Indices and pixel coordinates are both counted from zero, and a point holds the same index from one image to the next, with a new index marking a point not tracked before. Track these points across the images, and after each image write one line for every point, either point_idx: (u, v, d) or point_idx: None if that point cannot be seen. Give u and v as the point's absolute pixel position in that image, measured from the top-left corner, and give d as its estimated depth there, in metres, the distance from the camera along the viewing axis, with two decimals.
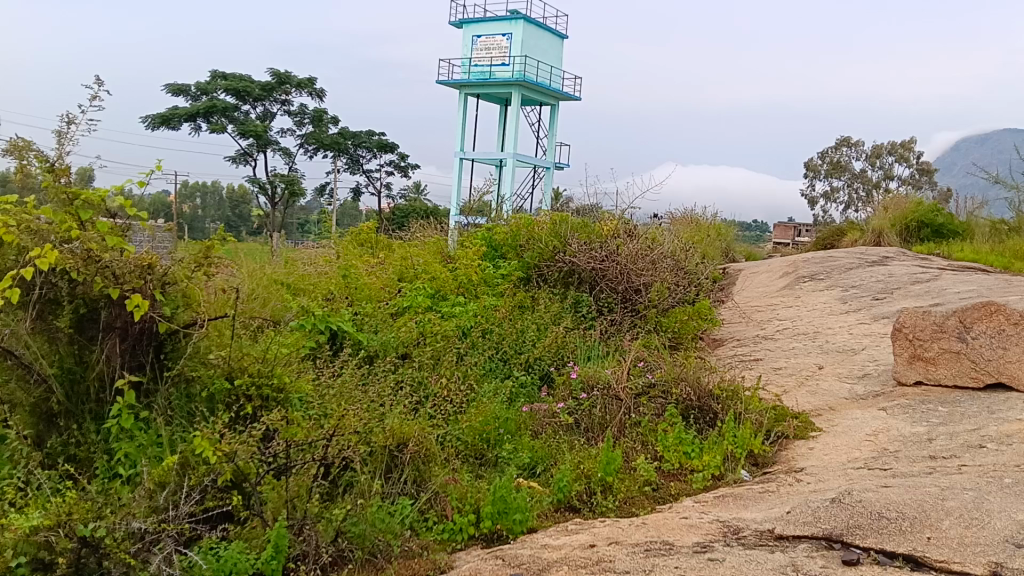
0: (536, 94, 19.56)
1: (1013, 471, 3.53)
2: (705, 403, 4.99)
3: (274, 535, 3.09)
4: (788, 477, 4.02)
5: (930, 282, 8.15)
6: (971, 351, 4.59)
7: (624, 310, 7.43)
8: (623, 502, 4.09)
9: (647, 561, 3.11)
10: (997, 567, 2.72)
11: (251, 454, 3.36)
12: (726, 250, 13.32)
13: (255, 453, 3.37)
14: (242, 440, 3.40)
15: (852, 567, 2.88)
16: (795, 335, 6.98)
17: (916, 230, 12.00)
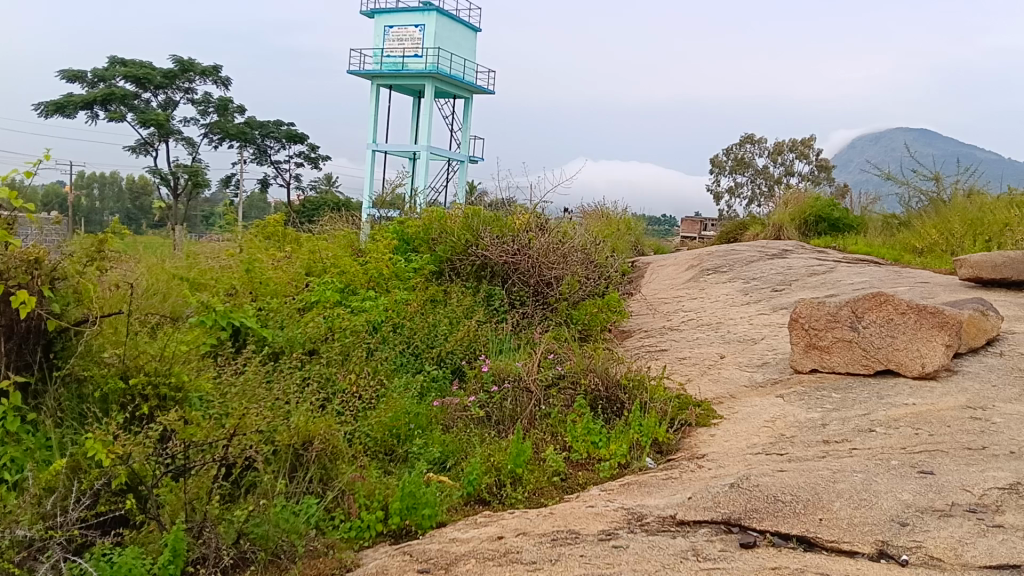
0: (450, 87, 19.46)
1: (899, 454, 3.70)
2: (613, 393, 5.05)
3: (171, 539, 2.94)
4: (690, 464, 4.10)
5: (826, 274, 8.48)
6: (863, 339, 4.79)
7: (536, 303, 7.46)
8: (532, 493, 4.10)
9: (553, 550, 3.11)
10: (883, 545, 2.84)
11: (147, 455, 3.24)
12: (636, 243, 13.54)
13: (152, 454, 3.26)
14: (138, 440, 3.28)
15: (749, 550, 2.95)
16: (699, 326, 7.15)
17: (813, 224, 12.49)
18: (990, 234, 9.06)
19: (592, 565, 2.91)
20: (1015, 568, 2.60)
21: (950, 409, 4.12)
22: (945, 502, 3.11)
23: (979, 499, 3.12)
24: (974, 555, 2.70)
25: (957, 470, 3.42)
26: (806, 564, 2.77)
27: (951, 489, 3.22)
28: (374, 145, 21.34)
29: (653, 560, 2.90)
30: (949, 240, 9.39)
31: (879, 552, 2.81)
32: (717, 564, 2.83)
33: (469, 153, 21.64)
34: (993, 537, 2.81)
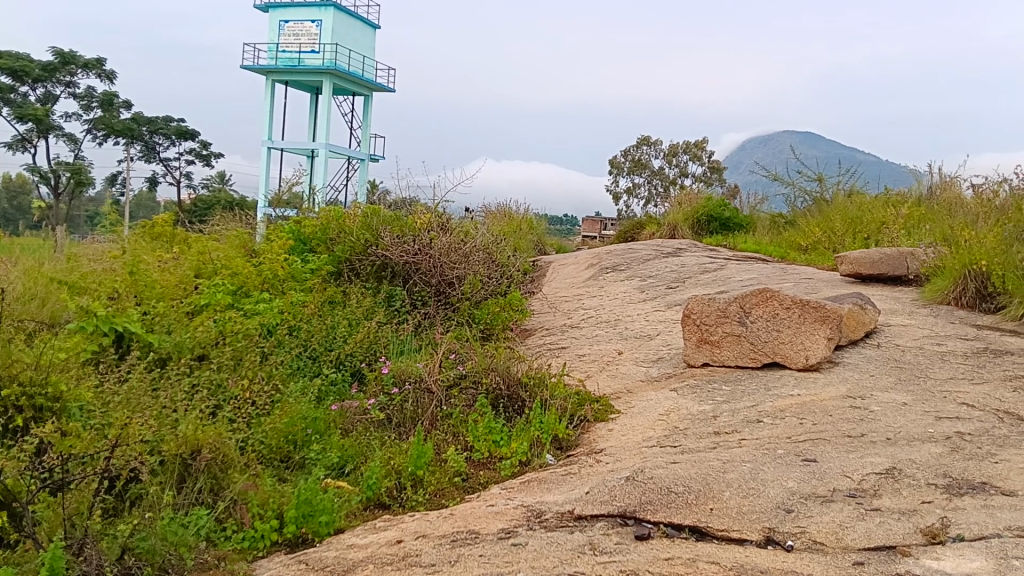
0: (348, 84, 19.12)
1: (785, 443, 3.84)
2: (514, 391, 5.05)
3: (49, 557, 2.68)
4: (588, 459, 4.14)
5: (718, 271, 8.75)
6: (750, 334, 4.96)
7: (437, 302, 7.41)
8: (433, 495, 4.05)
9: (451, 552, 3.07)
10: (770, 532, 2.94)
11: (21, 470, 3.01)
12: (538, 242, 13.62)
13: (25, 469, 3.02)
14: (10, 456, 3.07)
15: (644, 542, 3.00)
16: (598, 323, 7.25)
17: (706, 223, 12.89)
18: (868, 232, 9.55)
19: (491, 564, 2.90)
20: (891, 549, 2.73)
21: (831, 399, 4.31)
22: (827, 488, 3.24)
23: (859, 484, 3.27)
24: (853, 538, 2.82)
25: (838, 457, 3.58)
26: (697, 553, 2.83)
27: (832, 475, 3.36)
28: (271, 143, 20.76)
29: (551, 556, 2.90)
30: (831, 238, 9.85)
31: (766, 538, 2.90)
32: (613, 557, 2.85)
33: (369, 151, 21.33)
34: (871, 520, 2.95)
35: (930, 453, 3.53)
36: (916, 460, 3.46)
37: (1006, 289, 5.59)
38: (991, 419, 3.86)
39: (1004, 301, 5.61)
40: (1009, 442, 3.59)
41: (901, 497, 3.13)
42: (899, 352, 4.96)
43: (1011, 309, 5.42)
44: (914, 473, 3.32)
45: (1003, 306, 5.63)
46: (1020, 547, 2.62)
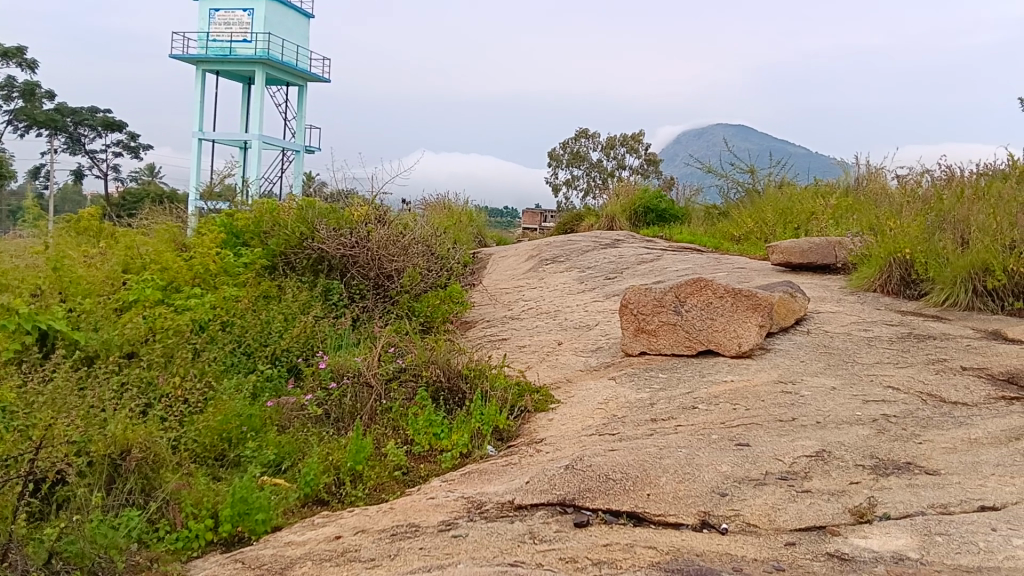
0: (282, 74, 18.77)
1: (719, 428, 3.93)
2: (454, 383, 5.04)
3: None
4: (529, 449, 4.17)
5: (655, 261, 8.88)
6: (686, 322, 5.06)
7: (376, 296, 7.36)
8: (373, 490, 4.02)
9: (391, 545, 3.06)
10: (705, 516, 3.00)
11: None
12: (477, 234, 13.60)
13: None
14: None
15: (583, 529, 3.03)
16: (538, 314, 7.29)
17: (643, 215, 13.06)
18: (798, 222, 9.83)
19: (431, 556, 2.89)
20: (821, 529, 2.82)
21: (764, 385, 4.43)
22: (760, 471, 3.33)
23: (790, 467, 3.36)
24: (785, 519, 2.90)
25: (770, 441, 3.67)
26: (635, 539, 2.87)
27: (765, 459, 3.45)
28: (202, 134, 20.24)
29: (492, 547, 2.91)
30: (763, 228, 10.09)
31: (702, 522, 2.97)
32: (552, 546, 2.88)
33: (304, 143, 20.98)
34: (802, 501, 3.03)
35: (857, 435, 3.65)
36: (844, 442, 3.57)
37: (928, 275, 5.81)
38: (914, 401, 4.02)
39: (926, 288, 5.84)
40: (932, 423, 3.73)
41: (830, 478, 3.23)
42: (828, 338, 5.12)
43: (933, 295, 5.64)
44: (843, 455, 3.43)
45: (926, 292, 5.85)
46: (942, 523, 2.73)
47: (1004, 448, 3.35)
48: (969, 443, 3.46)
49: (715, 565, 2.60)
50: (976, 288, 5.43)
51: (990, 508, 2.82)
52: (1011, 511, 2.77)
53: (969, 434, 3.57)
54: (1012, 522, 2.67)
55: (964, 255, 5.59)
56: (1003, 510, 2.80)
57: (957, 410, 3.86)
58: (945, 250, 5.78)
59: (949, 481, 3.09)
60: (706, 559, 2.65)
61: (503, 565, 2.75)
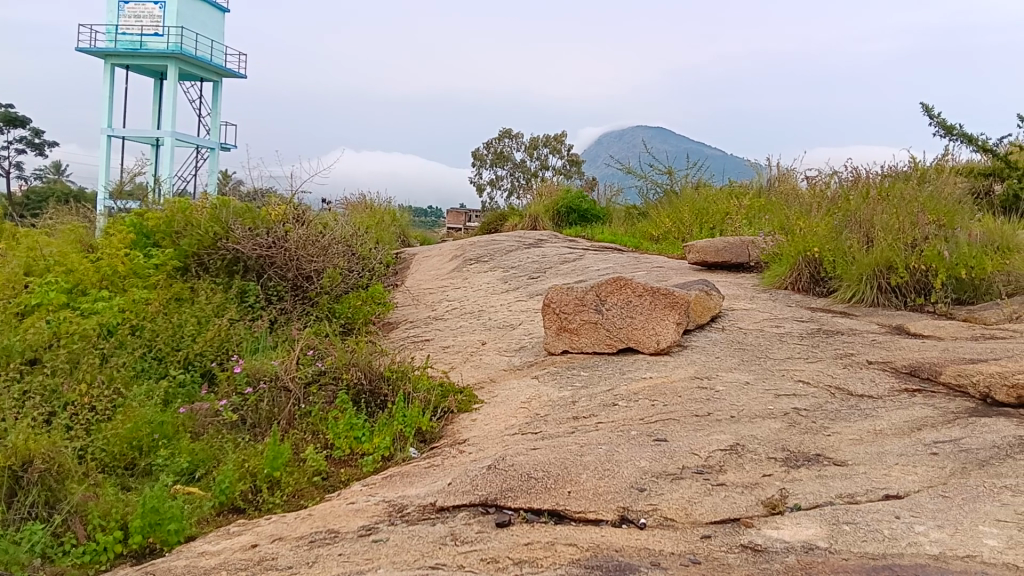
0: (196, 70, 18.22)
1: (638, 425, 3.97)
2: (376, 385, 4.94)
3: None
4: (452, 451, 4.13)
5: (577, 261, 8.94)
6: (606, 320, 5.11)
7: (294, 297, 7.17)
8: (291, 496, 3.92)
9: (309, 553, 2.98)
10: (624, 511, 3.03)
11: None
12: (401, 235, 13.43)
13: None
14: None
15: (504, 529, 3.02)
16: (462, 314, 7.25)
17: (566, 215, 13.21)
18: (713, 222, 10.09)
19: (351, 563, 2.83)
20: (736, 521, 2.88)
21: (681, 380, 4.51)
22: (677, 466, 3.38)
23: (706, 461, 3.42)
24: (701, 513, 2.95)
25: (687, 436, 3.74)
26: (556, 537, 2.87)
27: (681, 453, 3.51)
28: (111, 130, 19.47)
29: (412, 550, 2.87)
30: (680, 228, 10.32)
31: (621, 517, 2.99)
32: (473, 547, 2.85)
33: (220, 140, 20.40)
34: (717, 494, 3.09)
35: (770, 429, 3.74)
36: (758, 435, 3.66)
37: (836, 273, 6.03)
38: (824, 395, 4.15)
39: (834, 285, 6.06)
40: (840, 416, 3.86)
41: (745, 471, 3.31)
42: (742, 334, 5.25)
43: (840, 292, 5.85)
44: (756, 448, 3.52)
45: (834, 289, 6.08)
46: (849, 512, 2.82)
47: (906, 438, 3.49)
48: (875, 435, 3.59)
49: (634, 560, 2.62)
50: (880, 285, 5.66)
51: (894, 497, 2.93)
52: (913, 498, 2.88)
53: (874, 425, 3.71)
54: (914, 509, 2.78)
55: (869, 254, 5.82)
56: (906, 498, 2.91)
57: (864, 402, 4.00)
58: (852, 249, 6.02)
59: (856, 471, 3.20)
60: (625, 554, 2.67)
61: (424, 568, 2.70)
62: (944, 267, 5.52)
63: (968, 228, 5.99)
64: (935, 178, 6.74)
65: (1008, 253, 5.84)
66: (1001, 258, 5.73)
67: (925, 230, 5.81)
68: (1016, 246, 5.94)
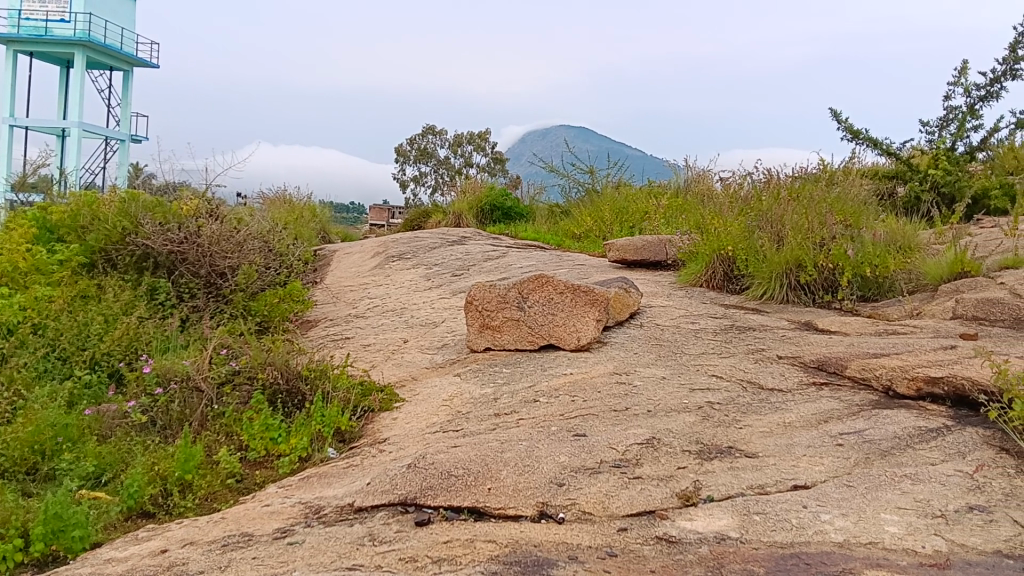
0: (105, 58, 17.51)
1: (559, 420, 4.00)
2: (293, 385, 4.82)
3: None
4: (371, 450, 4.07)
5: (500, 258, 8.95)
6: (528, 317, 5.13)
7: (207, 295, 6.88)
8: (203, 499, 3.79)
9: (222, 557, 2.89)
10: (544, 506, 3.04)
11: None
12: (321, 231, 13.19)
13: None
14: None
15: (424, 528, 2.99)
16: (383, 312, 7.17)
17: (489, 213, 13.26)
18: (633, 222, 10.29)
19: (265, 566, 2.75)
20: (651, 513, 2.92)
21: (600, 376, 4.55)
22: (596, 460, 3.41)
23: (623, 455, 3.47)
24: (618, 506, 2.99)
25: (606, 431, 3.78)
26: (476, 534, 2.86)
27: (600, 448, 3.54)
28: (13, 119, 18.54)
29: (329, 552, 2.81)
30: (601, 226, 10.48)
31: (540, 513, 3.00)
32: (391, 546, 2.82)
33: (130, 132, 19.65)
34: (633, 488, 3.14)
35: (685, 423, 3.82)
36: (673, 429, 3.73)
37: (748, 272, 6.23)
38: (737, 389, 4.26)
39: (747, 282, 6.25)
40: (751, 409, 3.97)
41: (660, 464, 3.36)
42: (660, 331, 5.34)
43: (752, 290, 6.02)
44: (671, 442, 3.58)
45: (747, 286, 6.26)
46: (759, 502, 2.90)
47: (814, 430, 3.61)
48: (784, 427, 3.70)
49: (552, 555, 2.63)
50: (790, 282, 5.85)
51: (802, 487, 3.02)
52: (819, 488, 2.98)
53: (784, 417, 3.82)
54: (820, 499, 2.88)
55: (779, 252, 5.99)
56: (813, 488, 3.01)
57: (774, 396, 4.13)
58: (763, 247, 6.19)
59: (766, 463, 3.29)
60: (543, 549, 2.68)
61: (341, 569, 2.65)
62: (850, 266, 5.75)
63: (873, 228, 6.25)
64: (843, 180, 7.00)
65: (909, 253, 6.11)
66: (903, 258, 6.00)
67: (832, 230, 6.03)
68: (917, 246, 6.23)
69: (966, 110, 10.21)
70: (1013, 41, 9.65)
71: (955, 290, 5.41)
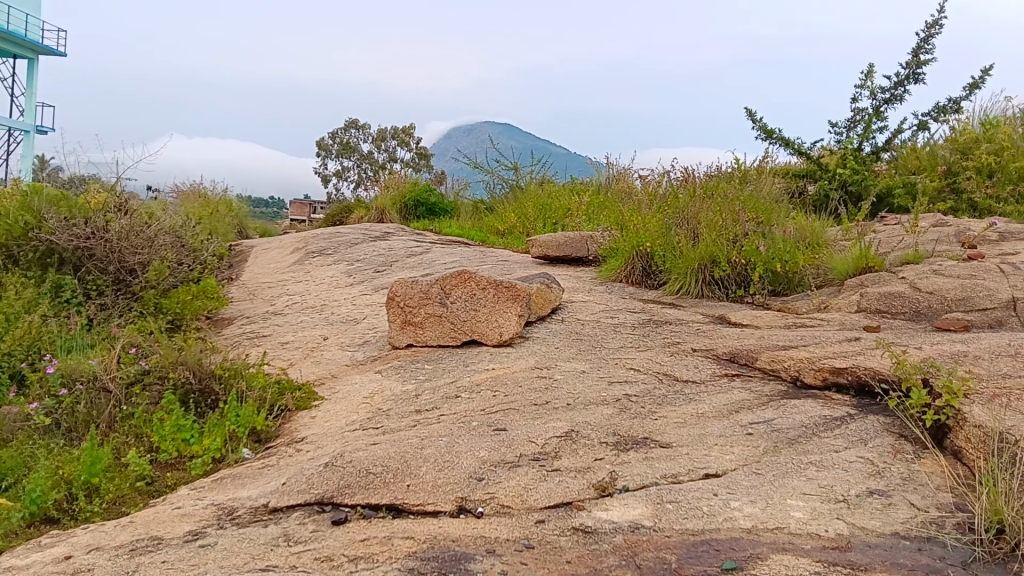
0: (9, 46, 16.73)
1: (479, 416, 4.01)
2: (206, 384, 4.70)
3: None
4: (288, 450, 4.01)
5: (424, 254, 8.90)
6: (450, 314, 5.13)
7: (116, 292, 6.63)
8: (111, 503, 3.66)
9: (129, 562, 2.81)
10: (462, 501, 3.05)
11: None
12: (238, 227, 12.89)
13: None
14: None
15: (340, 526, 2.96)
16: (302, 309, 7.05)
17: (413, 208, 13.23)
18: (556, 218, 10.39)
19: (175, 569, 2.69)
20: (568, 505, 2.97)
21: (521, 371, 4.59)
22: (515, 454, 3.44)
23: (542, 448, 3.51)
24: (535, 498, 3.02)
25: (525, 425, 3.81)
26: (393, 531, 2.85)
27: (519, 442, 3.57)
28: None
29: (242, 553, 2.76)
30: (524, 223, 10.58)
31: (459, 508, 3.01)
32: (307, 546, 2.78)
33: (35, 123, 18.79)
34: (551, 480, 3.18)
35: (603, 415, 3.89)
36: (591, 421, 3.80)
37: (665, 267, 6.39)
38: (654, 381, 4.35)
39: (664, 278, 6.41)
40: (666, 401, 4.06)
41: (578, 456, 3.41)
42: (580, 325, 5.41)
43: (669, 285, 6.19)
44: (589, 434, 3.64)
45: (664, 282, 6.43)
46: (672, 491, 2.97)
47: (726, 420, 3.72)
48: (697, 418, 3.80)
49: (469, 549, 2.64)
50: (704, 278, 6.03)
51: (713, 475, 3.12)
52: (730, 476, 3.08)
53: (697, 408, 3.93)
54: (731, 486, 2.97)
55: (694, 248, 6.16)
56: (723, 476, 3.10)
57: (688, 387, 4.24)
58: (679, 243, 6.35)
59: (679, 453, 3.38)
60: (461, 544, 2.69)
61: (254, 571, 2.61)
62: (761, 261, 5.94)
63: (783, 225, 6.45)
64: (755, 179, 7.23)
65: (817, 249, 6.33)
66: (811, 253, 6.22)
67: (745, 227, 6.22)
68: (824, 243, 6.45)
69: (873, 111, 10.63)
70: (915, 46, 10.09)
71: (860, 285, 5.64)
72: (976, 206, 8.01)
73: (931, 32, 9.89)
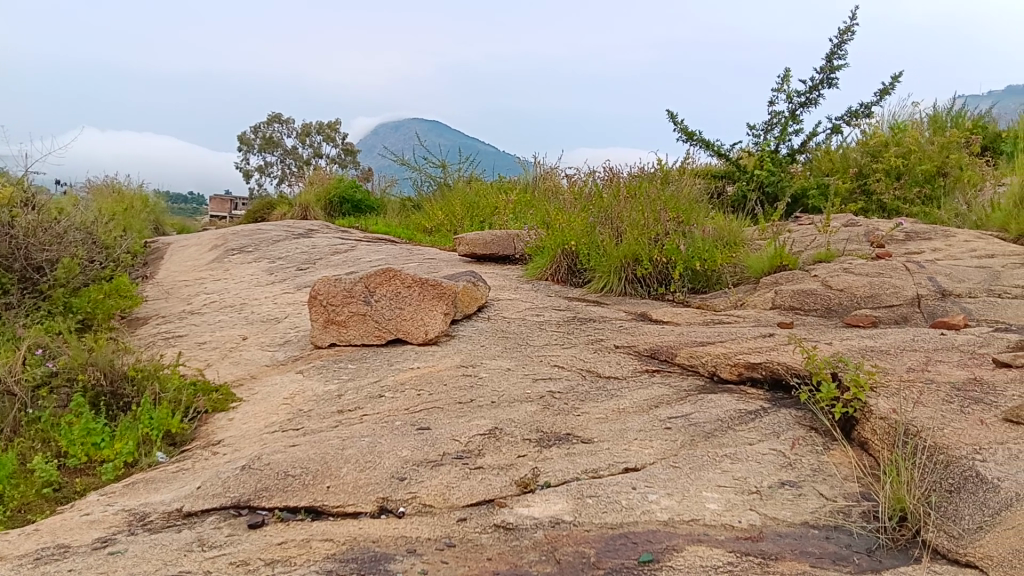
0: None
1: (402, 415, 4.00)
2: (117, 386, 4.56)
3: None
4: (204, 452, 3.92)
5: (348, 252, 8.79)
6: (374, 312, 5.10)
7: (21, 290, 6.36)
8: (16, 511, 3.52)
9: (33, 572, 2.71)
10: (384, 502, 3.03)
11: None
12: (154, 223, 12.51)
13: None
14: None
15: (257, 530, 2.91)
16: (220, 308, 6.88)
17: (338, 205, 13.08)
18: (484, 216, 10.40)
19: None
20: (489, 502, 2.99)
21: (446, 370, 4.59)
22: (438, 453, 3.45)
23: (465, 446, 3.52)
24: (457, 497, 3.04)
25: (448, 423, 3.82)
26: (312, 533, 2.83)
27: (442, 440, 3.57)
28: None
29: (154, 559, 2.69)
30: (452, 221, 10.58)
31: (380, 508, 3.00)
32: (222, 551, 2.73)
33: None
34: (474, 478, 3.19)
35: (526, 412, 3.92)
36: (514, 419, 3.82)
37: (590, 265, 6.47)
38: (576, 378, 4.41)
39: (588, 276, 6.50)
40: (589, 397, 4.13)
41: (500, 454, 3.44)
42: (505, 324, 5.44)
43: (594, 283, 6.28)
44: (512, 431, 3.67)
45: (588, 280, 6.52)
46: (592, 486, 3.02)
47: (645, 416, 3.80)
48: (617, 413, 3.87)
49: (390, 549, 2.64)
50: (627, 276, 6.15)
51: (632, 470, 3.18)
52: (648, 470, 3.15)
53: (618, 404, 4.00)
54: (649, 480, 3.04)
55: (618, 247, 6.27)
56: (641, 470, 3.17)
57: (610, 384, 4.31)
58: (603, 241, 6.45)
59: (600, 448, 3.44)
60: (382, 544, 2.68)
61: None
62: (682, 260, 6.08)
63: (702, 225, 6.61)
64: (676, 179, 7.40)
65: (734, 247, 6.50)
66: (729, 252, 6.36)
67: (666, 226, 6.36)
68: (742, 242, 6.61)
69: (789, 115, 10.99)
70: (828, 52, 10.48)
71: (775, 282, 5.82)
72: (885, 207, 8.35)
73: (843, 39, 10.28)
